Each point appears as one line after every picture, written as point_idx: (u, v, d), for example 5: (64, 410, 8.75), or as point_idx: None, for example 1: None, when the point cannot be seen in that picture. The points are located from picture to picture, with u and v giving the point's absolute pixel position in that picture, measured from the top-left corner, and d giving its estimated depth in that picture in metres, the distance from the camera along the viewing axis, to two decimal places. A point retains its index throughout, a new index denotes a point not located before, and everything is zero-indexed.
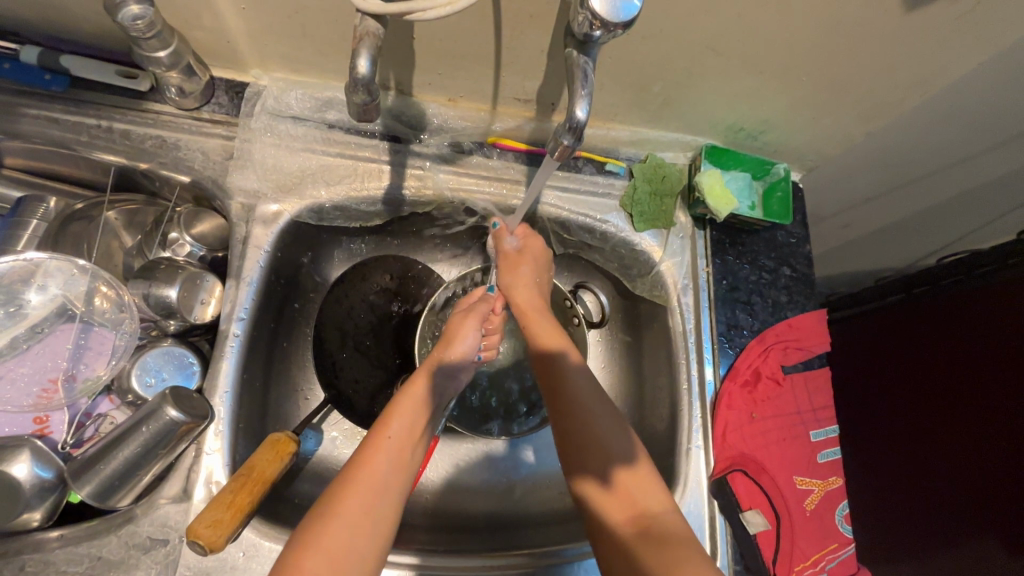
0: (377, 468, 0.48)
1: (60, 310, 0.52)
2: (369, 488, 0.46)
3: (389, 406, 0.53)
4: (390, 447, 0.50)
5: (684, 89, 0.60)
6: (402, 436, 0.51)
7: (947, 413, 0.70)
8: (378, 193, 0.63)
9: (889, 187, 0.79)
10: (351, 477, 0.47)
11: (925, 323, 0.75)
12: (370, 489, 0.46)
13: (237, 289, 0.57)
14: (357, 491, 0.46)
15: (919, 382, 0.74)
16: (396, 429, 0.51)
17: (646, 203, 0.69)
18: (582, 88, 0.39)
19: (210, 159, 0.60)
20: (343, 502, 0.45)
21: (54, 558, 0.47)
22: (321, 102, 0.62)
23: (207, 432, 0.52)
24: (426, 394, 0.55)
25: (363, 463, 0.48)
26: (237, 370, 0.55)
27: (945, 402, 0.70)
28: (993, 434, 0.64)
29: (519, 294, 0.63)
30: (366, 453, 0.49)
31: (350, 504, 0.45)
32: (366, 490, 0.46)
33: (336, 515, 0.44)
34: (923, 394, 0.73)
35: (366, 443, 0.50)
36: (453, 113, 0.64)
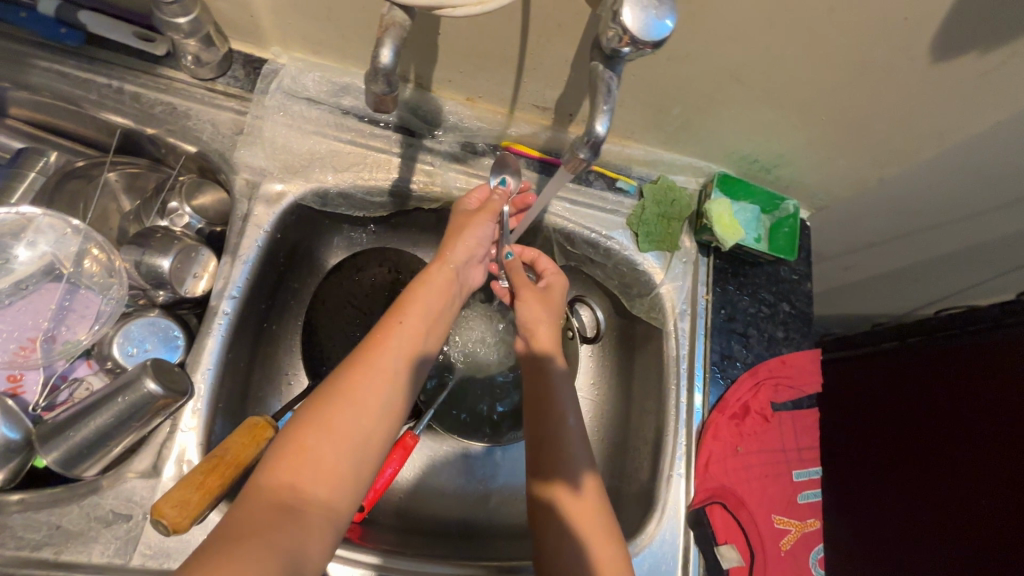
0: (389, 354, 0.48)
1: (48, 269, 0.51)
2: (378, 374, 0.46)
3: (401, 303, 0.52)
4: (401, 333, 0.49)
5: (704, 115, 0.60)
6: (415, 327, 0.50)
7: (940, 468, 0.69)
8: (386, 184, 0.63)
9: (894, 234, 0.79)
10: (361, 358, 0.47)
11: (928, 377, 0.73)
12: (380, 382, 0.46)
13: (232, 266, 0.56)
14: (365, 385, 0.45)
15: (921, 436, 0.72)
16: (410, 320, 0.50)
17: (653, 224, 0.68)
18: (605, 104, 0.38)
19: (220, 132, 0.59)
20: (351, 382, 0.45)
21: (11, 522, 0.45)
22: (338, 87, 0.61)
23: (184, 409, 0.50)
24: (443, 292, 0.54)
25: (373, 357, 0.47)
26: (223, 348, 0.54)
27: (945, 454, 0.68)
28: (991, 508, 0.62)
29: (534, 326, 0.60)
30: (375, 347, 0.48)
31: (357, 392, 0.45)
32: (373, 383, 0.46)
33: (344, 407, 0.44)
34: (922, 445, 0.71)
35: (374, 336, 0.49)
36: (469, 112, 0.63)
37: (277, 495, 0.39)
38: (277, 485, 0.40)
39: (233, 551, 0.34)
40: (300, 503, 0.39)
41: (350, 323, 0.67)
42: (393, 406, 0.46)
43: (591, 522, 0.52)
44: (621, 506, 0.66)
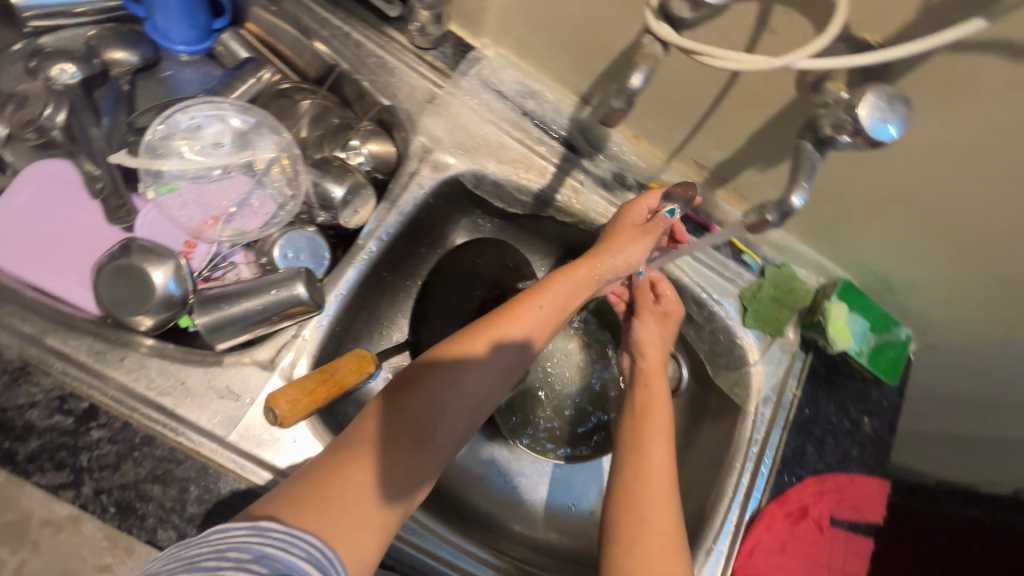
0: (523, 327, 0.54)
1: (244, 163, 0.57)
2: (511, 339, 0.53)
3: (545, 282, 0.58)
4: (539, 315, 0.55)
5: (855, 221, 0.61)
6: (551, 310, 0.56)
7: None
8: (535, 186, 0.67)
9: None
10: (504, 319, 0.54)
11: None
12: (504, 340, 0.53)
13: (388, 213, 0.61)
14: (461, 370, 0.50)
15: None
16: (549, 303, 0.56)
17: (765, 304, 0.69)
18: (805, 182, 0.41)
19: (414, 95, 0.65)
20: (489, 335, 0.52)
21: (149, 364, 0.50)
22: (526, 90, 0.66)
23: (310, 320, 0.55)
24: (580, 289, 0.59)
25: (475, 342, 0.51)
26: (356, 280, 0.58)
27: None
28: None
29: (648, 351, 0.65)
30: (481, 336, 0.52)
31: (452, 373, 0.50)
32: (501, 345, 0.52)
33: (438, 386, 0.49)
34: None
35: (509, 306, 0.55)
36: (632, 148, 0.67)
37: (386, 427, 0.46)
38: (392, 420, 0.47)
39: (343, 479, 0.43)
40: (391, 461, 0.45)
41: (455, 300, 0.70)
42: (492, 385, 0.52)
43: (657, 496, 0.52)
44: None
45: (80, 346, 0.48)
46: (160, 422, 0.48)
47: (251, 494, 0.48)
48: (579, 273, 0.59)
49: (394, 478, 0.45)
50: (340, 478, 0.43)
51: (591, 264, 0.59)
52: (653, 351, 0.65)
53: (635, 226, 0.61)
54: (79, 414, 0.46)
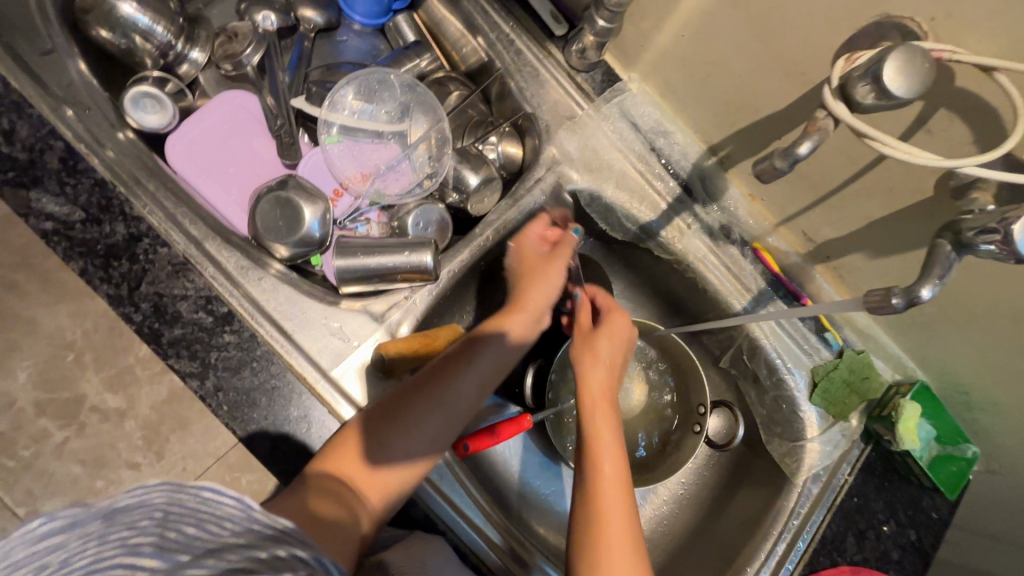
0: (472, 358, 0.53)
1: (398, 133, 0.62)
2: (456, 370, 0.52)
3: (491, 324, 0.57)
4: (483, 350, 0.54)
5: (952, 329, 0.62)
6: (500, 351, 0.55)
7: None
8: (644, 218, 0.70)
9: None
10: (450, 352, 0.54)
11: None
12: (453, 373, 0.52)
13: (510, 209, 0.65)
14: (449, 383, 0.51)
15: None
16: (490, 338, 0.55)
17: (836, 386, 0.70)
18: (937, 278, 0.42)
19: (556, 109, 0.69)
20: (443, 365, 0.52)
21: (281, 289, 0.55)
22: (659, 129, 0.70)
23: (421, 287, 0.59)
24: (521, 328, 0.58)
25: (450, 364, 0.52)
26: (467, 263, 0.63)
27: None
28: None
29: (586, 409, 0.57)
30: (454, 361, 0.52)
31: (431, 398, 0.50)
32: (450, 372, 0.52)
33: (407, 408, 0.50)
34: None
35: (455, 348, 0.54)
36: (745, 206, 0.69)
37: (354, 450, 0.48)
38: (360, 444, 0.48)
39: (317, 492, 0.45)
40: (362, 473, 0.47)
41: None
42: (478, 399, 0.53)
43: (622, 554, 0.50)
44: None
45: (229, 258, 0.54)
46: (279, 342, 0.52)
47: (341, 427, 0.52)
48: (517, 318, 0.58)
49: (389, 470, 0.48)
50: (318, 490, 0.45)
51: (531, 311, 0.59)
52: (602, 433, 0.55)
53: (551, 267, 0.61)
54: (218, 315, 0.51)
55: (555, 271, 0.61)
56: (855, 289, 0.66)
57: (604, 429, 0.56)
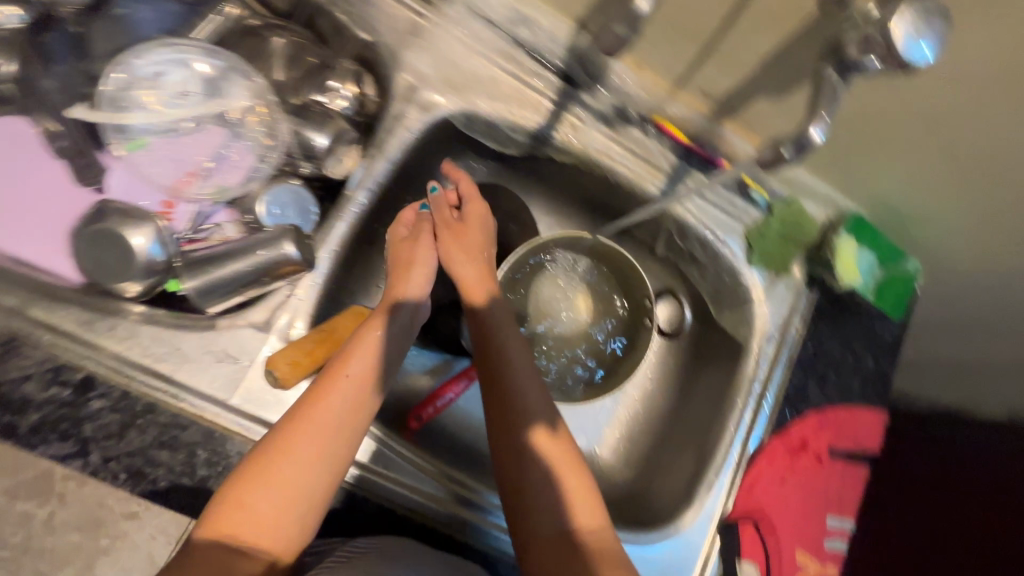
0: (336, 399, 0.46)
1: (216, 112, 0.53)
2: (327, 412, 0.46)
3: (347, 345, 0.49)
4: (348, 386, 0.47)
5: (871, 151, 0.58)
6: (361, 377, 0.48)
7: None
8: (530, 125, 0.63)
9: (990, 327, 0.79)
10: (318, 385, 0.47)
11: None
12: (321, 403, 0.46)
13: (376, 160, 0.57)
14: (321, 407, 0.46)
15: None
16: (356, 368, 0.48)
17: (771, 242, 0.67)
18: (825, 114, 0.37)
19: (395, 28, 0.59)
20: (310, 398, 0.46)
21: (140, 331, 0.48)
22: (518, 17, 0.60)
23: (302, 279, 0.53)
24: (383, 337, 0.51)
25: (337, 372, 0.48)
26: (347, 236, 0.56)
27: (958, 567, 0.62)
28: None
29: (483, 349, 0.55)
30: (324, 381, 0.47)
31: (325, 408, 0.45)
32: (320, 407, 0.46)
33: (275, 454, 0.43)
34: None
35: (315, 385, 0.47)
36: (633, 79, 0.62)
37: (228, 521, 0.41)
38: (228, 509, 0.41)
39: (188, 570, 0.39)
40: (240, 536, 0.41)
41: None
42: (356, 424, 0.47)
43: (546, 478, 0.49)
44: (652, 498, 0.67)
45: (64, 316, 0.46)
46: (159, 389, 0.47)
47: None
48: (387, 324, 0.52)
49: (277, 503, 0.42)
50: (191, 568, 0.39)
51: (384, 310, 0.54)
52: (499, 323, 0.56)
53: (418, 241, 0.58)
54: (75, 384, 0.45)
55: (420, 259, 0.58)
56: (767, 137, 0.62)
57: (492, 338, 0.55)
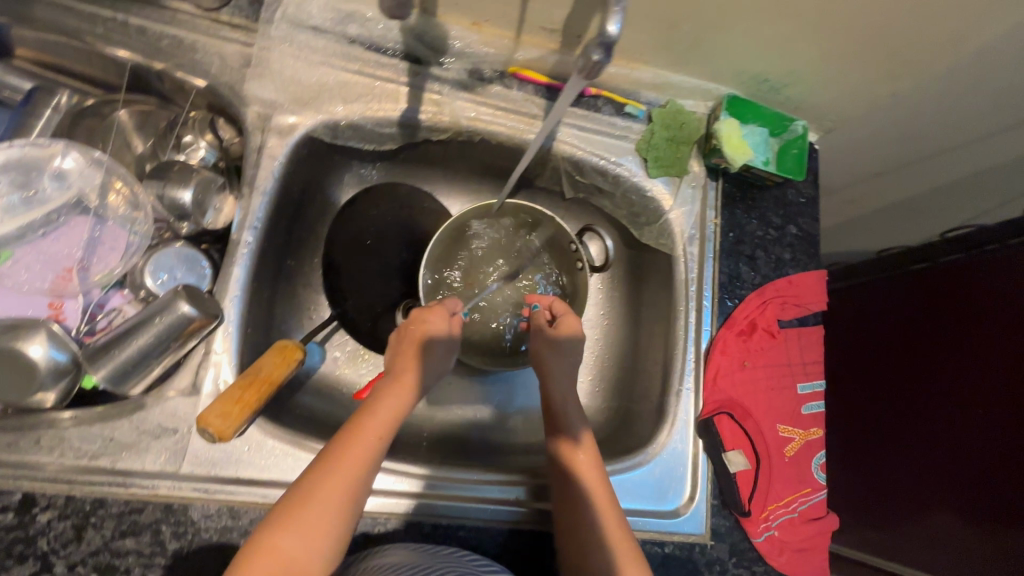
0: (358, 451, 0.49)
1: (75, 202, 0.52)
2: (354, 462, 0.48)
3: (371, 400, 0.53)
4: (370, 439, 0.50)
5: (715, 30, 0.58)
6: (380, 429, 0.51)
7: (924, 442, 0.63)
8: (394, 115, 0.63)
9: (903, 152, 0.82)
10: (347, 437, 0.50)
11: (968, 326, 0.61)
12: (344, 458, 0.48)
13: (251, 198, 0.57)
14: (347, 460, 0.48)
15: (915, 397, 0.65)
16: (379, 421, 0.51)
17: (662, 148, 0.68)
18: (616, 4, 0.37)
19: (227, 65, 0.58)
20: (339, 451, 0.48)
21: (68, 435, 0.48)
22: (343, 15, 0.60)
23: (216, 333, 0.53)
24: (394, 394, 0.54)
25: (356, 440, 0.49)
26: (248, 278, 0.56)
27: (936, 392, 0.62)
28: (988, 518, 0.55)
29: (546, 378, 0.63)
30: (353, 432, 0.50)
31: (341, 471, 0.47)
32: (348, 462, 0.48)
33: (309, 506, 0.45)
34: (906, 407, 0.66)
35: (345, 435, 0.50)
36: (475, 38, 0.62)
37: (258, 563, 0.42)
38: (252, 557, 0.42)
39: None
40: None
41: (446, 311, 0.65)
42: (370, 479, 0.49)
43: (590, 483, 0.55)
44: (635, 424, 0.68)
45: None
46: (106, 483, 0.47)
47: (223, 510, 0.49)
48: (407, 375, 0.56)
49: (301, 544, 0.44)
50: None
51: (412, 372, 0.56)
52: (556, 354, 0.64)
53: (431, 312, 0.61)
54: (15, 506, 0.46)
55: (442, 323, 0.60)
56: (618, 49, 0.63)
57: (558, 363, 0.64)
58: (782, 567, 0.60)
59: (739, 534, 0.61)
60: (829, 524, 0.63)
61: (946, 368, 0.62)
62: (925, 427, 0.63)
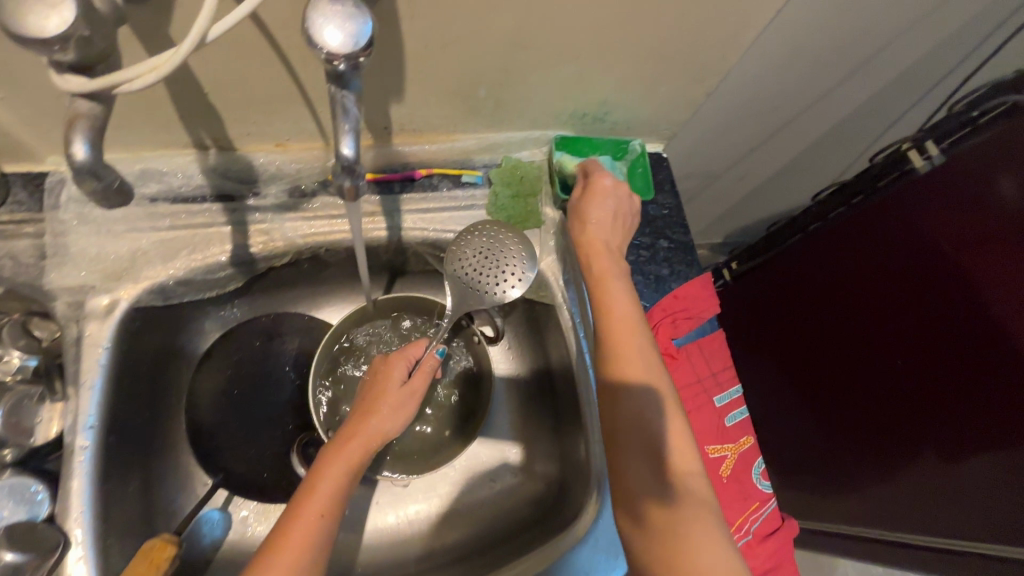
0: (305, 530, 0.46)
1: None
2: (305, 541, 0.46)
3: (317, 465, 0.51)
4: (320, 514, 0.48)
5: (511, 88, 0.58)
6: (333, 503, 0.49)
7: (865, 371, 0.82)
8: (224, 257, 0.60)
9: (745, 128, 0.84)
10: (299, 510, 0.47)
11: (879, 278, 0.78)
12: (294, 542, 0.45)
13: (79, 396, 0.52)
14: (292, 543, 0.45)
15: (878, 344, 0.79)
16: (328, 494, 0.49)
17: (511, 207, 0.67)
18: (346, 124, 0.37)
19: (21, 264, 0.54)
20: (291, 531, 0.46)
21: None
22: (136, 176, 0.57)
23: (67, 560, 0.48)
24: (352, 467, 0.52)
25: (302, 518, 0.47)
26: (94, 485, 0.51)
27: (881, 360, 0.79)
28: (986, 398, 0.67)
29: (614, 308, 0.55)
30: (301, 507, 0.48)
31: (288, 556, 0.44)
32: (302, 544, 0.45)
33: None
34: (848, 356, 0.85)
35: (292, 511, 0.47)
36: (285, 158, 0.60)
37: None
38: None
39: None
40: None
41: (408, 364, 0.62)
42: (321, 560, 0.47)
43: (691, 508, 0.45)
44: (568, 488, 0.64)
45: None
46: None
47: None
48: (353, 442, 0.53)
49: None
50: None
51: (364, 438, 0.53)
52: (616, 289, 0.56)
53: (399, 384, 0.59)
54: None
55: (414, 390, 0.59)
56: (431, 129, 0.62)
57: (614, 292, 0.56)
58: None
59: None
60: (788, 532, 0.61)
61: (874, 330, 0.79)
62: (852, 360, 0.84)
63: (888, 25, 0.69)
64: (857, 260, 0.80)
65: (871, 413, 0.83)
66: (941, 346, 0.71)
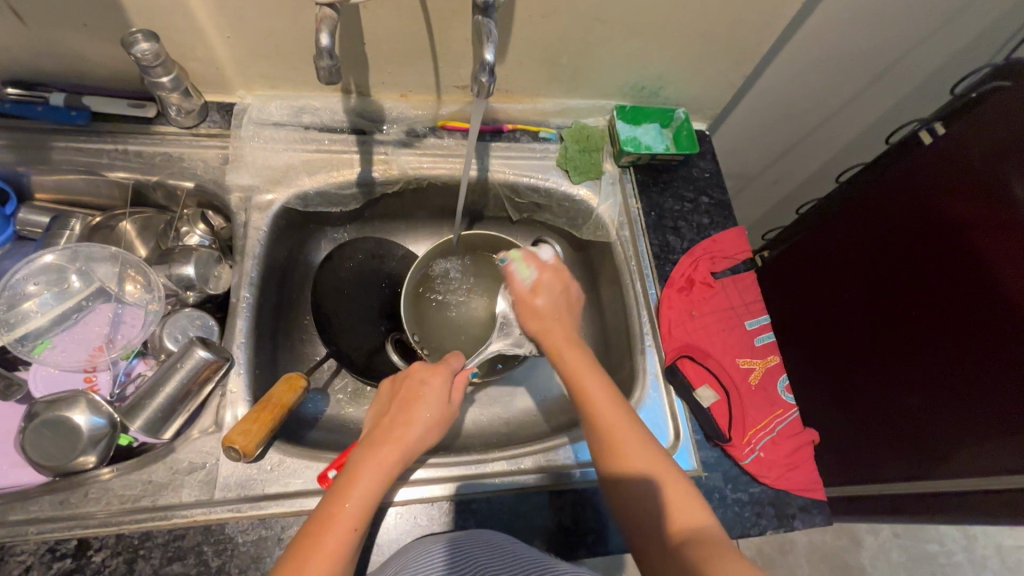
0: (338, 533, 0.45)
1: (100, 292, 0.63)
2: (341, 543, 0.45)
3: (351, 472, 0.49)
4: (347, 524, 0.46)
5: (587, 58, 0.74)
6: (360, 507, 0.47)
7: (890, 372, 0.82)
8: (352, 177, 0.76)
9: (775, 116, 0.98)
10: (330, 513, 0.46)
11: (921, 266, 0.78)
12: (327, 553, 0.44)
13: (243, 263, 0.68)
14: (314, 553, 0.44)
15: (904, 345, 0.80)
16: (355, 502, 0.47)
17: (578, 158, 0.81)
18: (488, 39, 0.52)
19: (210, 165, 0.72)
20: (323, 535, 0.45)
21: (111, 484, 0.54)
22: (296, 109, 0.75)
23: (230, 375, 0.62)
24: (378, 476, 0.50)
25: (333, 523, 0.46)
26: (250, 328, 0.65)
27: (906, 363, 0.80)
28: (1007, 396, 0.67)
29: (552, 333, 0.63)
30: (332, 513, 0.46)
31: (322, 559, 0.44)
32: (335, 554, 0.44)
33: None
34: (879, 347, 0.84)
35: (321, 521, 0.46)
36: (406, 106, 0.77)
37: None
38: None
39: None
40: None
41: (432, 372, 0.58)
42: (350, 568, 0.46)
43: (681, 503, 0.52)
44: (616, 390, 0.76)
45: (43, 506, 0.53)
46: (148, 519, 0.53)
47: (260, 521, 0.54)
48: (387, 446, 0.52)
49: None
50: None
51: (397, 448, 0.52)
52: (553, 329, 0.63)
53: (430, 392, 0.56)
54: (72, 551, 0.50)
55: (427, 399, 0.56)
56: (519, 90, 0.79)
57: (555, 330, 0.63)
58: (774, 482, 0.65)
59: (729, 462, 0.67)
60: (807, 436, 0.69)
61: (902, 333, 0.81)
62: (883, 348, 0.84)
63: (906, 31, 0.82)
64: (884, 262, 0.85)
65: (887, 424, 0.82)
66: (979, 339, 0.70)
